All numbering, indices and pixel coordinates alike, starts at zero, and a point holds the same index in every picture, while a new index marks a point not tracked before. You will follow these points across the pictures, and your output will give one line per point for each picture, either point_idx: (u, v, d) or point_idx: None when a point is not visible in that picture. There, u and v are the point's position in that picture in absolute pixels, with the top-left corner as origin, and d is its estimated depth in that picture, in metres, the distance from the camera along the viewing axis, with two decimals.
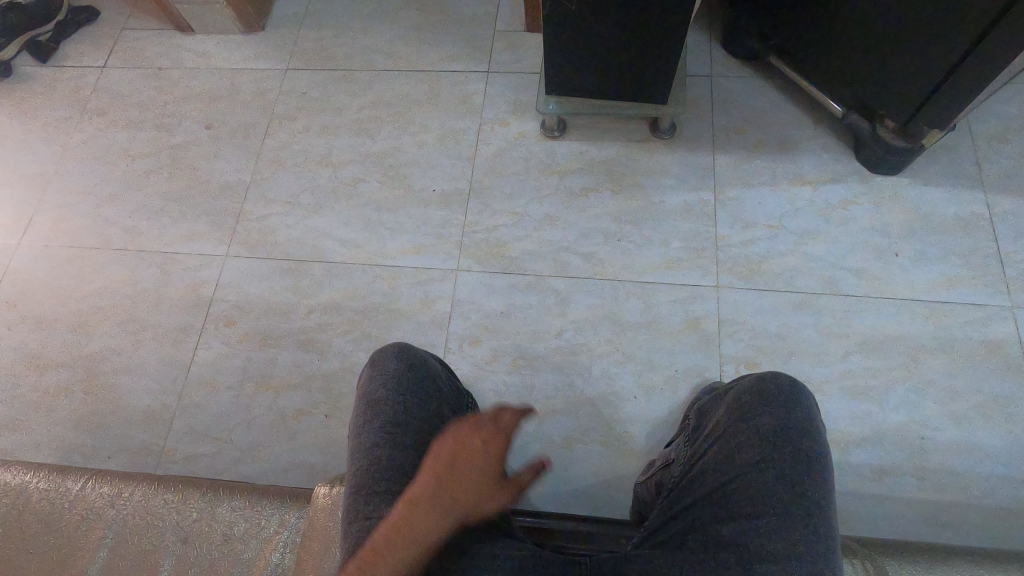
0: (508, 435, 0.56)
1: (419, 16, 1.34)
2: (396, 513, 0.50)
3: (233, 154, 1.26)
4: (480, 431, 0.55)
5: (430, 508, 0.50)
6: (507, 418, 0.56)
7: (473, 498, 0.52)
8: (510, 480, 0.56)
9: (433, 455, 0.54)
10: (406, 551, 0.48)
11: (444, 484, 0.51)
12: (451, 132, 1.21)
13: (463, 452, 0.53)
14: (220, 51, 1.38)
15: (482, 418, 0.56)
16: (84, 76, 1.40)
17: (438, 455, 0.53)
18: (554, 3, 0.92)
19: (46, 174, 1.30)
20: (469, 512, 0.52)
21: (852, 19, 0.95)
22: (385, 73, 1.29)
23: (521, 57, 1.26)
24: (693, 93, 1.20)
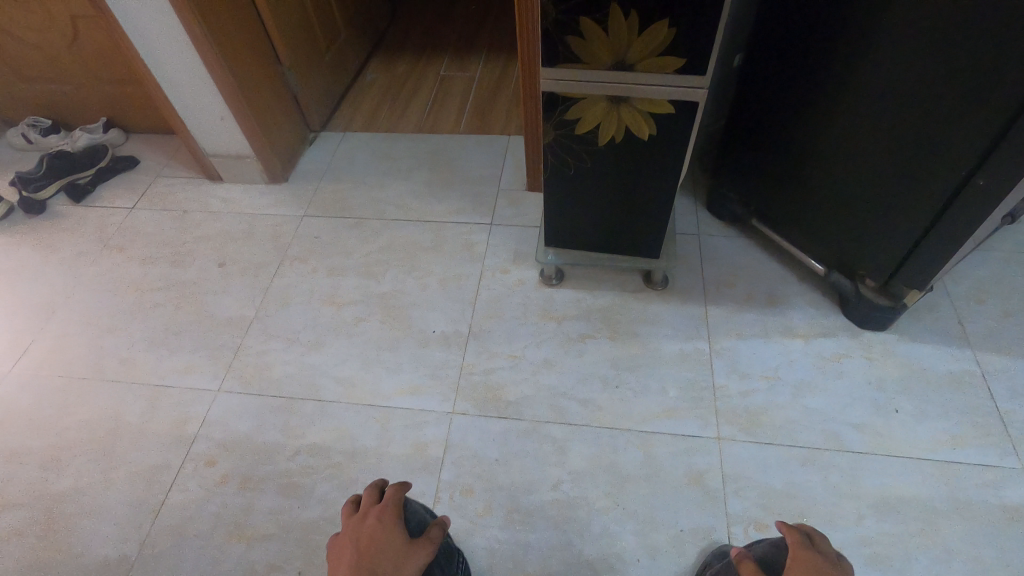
0: (395, 504, 0.60)
1: (431, 174, 1.47)
2: None
3: (241, 291, 1.30)
4: (369, 515, 0.58)
5: None
6: (392, 496, 0.61)
7: (384, 561, 0.53)
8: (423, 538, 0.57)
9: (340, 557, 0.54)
10: None
11: (350, 557, 0.53)
12: (454, 277, 1.26)
13: (362, 537, 0.56)
14: (244, 198, 1.49)
15: (370, 508, 0.60)
16: (111, 216, 1.49)
17: (344, 554, 0.54)
18: (555, 169, 1.03)
19: (53, 304, 1.32)
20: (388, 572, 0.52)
21: (829, 189, 1.05)
22: (395, 221, 1.38)
23: (522, 212, 1.36)
24: (683, 249, 1.28)
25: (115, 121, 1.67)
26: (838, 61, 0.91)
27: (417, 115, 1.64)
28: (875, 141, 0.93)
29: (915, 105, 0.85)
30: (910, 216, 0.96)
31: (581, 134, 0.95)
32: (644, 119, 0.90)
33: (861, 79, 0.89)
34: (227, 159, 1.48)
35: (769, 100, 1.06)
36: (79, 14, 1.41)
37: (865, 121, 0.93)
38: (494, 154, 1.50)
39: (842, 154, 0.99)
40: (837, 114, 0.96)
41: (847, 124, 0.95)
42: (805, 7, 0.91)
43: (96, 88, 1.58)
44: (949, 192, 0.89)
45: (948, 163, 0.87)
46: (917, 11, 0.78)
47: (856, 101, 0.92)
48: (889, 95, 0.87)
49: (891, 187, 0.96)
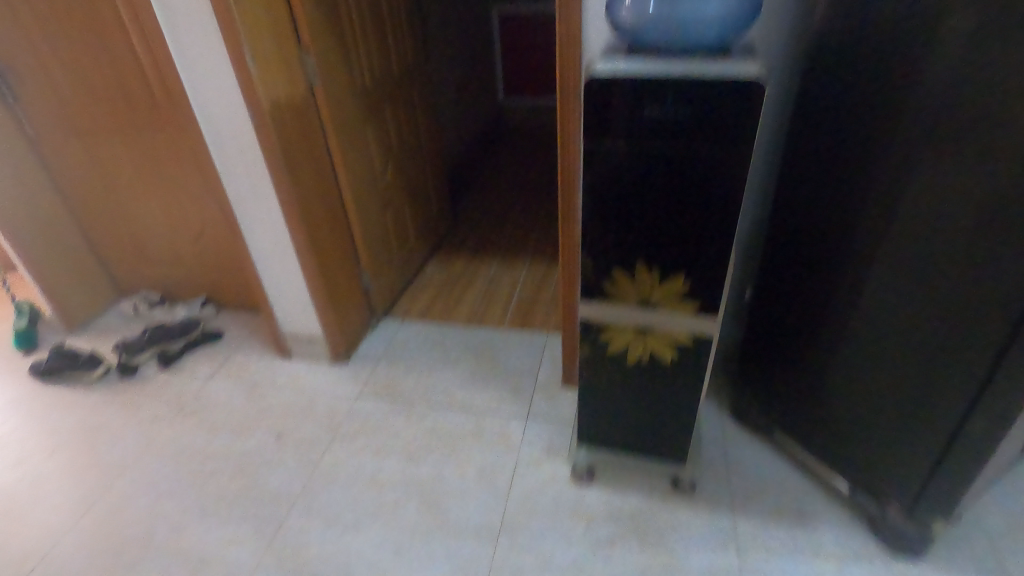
0: None
1: (477, 365, 1.63)
2: None
3: (292, 465, 1.40)
4: None
5: None
6: None
7: None
8: None
9: None
10: None
11: None
12: (490, 467, 1.34)
13: None
14: (309, 374, 1.67)
15: None
16: (190, 383, 1.67)
17: None
18: (590, 377, 1.16)
19: (123, 464, 1.45)
20: None
21: (844, 409, 1.14)
22: (441, 408, 1.51)
23: (557, 408, 1.47)
24: (710, 455, 1.34)
25: (212, 298, 1.95)
26: (835, 301, 1.08)
27: (467, 309, 1.85)
28: (881, 369, 1.05)
29: (911, 335, 0.98)
30: (925, 439, 1.03)
31: (614, 354, 1.10)
32: (669, 348, 1.06)
33: (858, 317, 1.05)
34: (300, 339, 1.69)
35: (781, 326, 1.21)
36: (209, 218, 1.76)
37: (869, 351, 1.05)
38: (533, 350, 1.66)
39: (852, 378, 1.10)
40: (841, 345, 1.10)
41: (853, 354, 1.08)
42: (803, 257, 1.11)
43: (204, 272, 1.89)
44: (958, 415, 0.97)
45: (951, 392, 0.96)
46: (897, 269, 0.96)
47: (857, 334, 1.06)
48: (886, 331, 1.01)
49: (903, 410, 1.04)
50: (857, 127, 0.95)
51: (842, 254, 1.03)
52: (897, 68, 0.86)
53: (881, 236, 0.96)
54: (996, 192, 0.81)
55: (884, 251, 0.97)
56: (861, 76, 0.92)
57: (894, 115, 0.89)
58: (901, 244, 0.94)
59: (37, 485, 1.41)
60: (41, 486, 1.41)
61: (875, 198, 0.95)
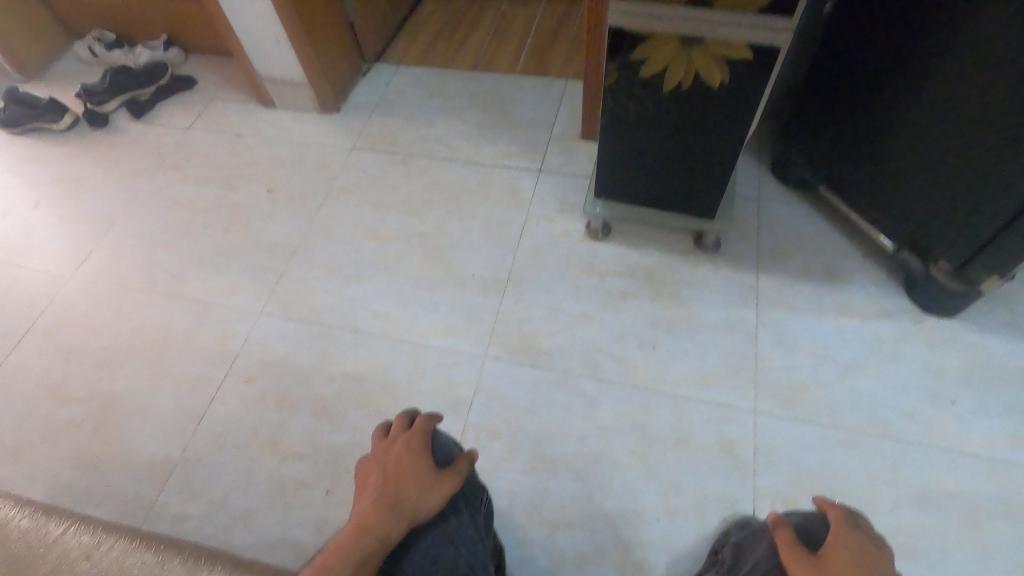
0: (422, 434, 0.64)
1: (484, 116, 1.42)
2: (355, 519, 0.57)
3: (288, 218, 1.31)
4: (396, 440, 0.64)
5: (376, 501, 0.57)
6: (419, 425, 0.65)
7: (418, 487, 0.59)
8: (450, 468, 0.62)
9: (368, 480, 0.60)
10: (366, 544, 0.54)
11: (375, 478, 0.60)
12: (498, 222, 1.24)
13: (388, 462, 0.61)
14: (296, 125, 1.49)
15: (396, 435, 0.65)
16: (168, 134, 1.51)
17: (369, 469, 0.62)
18: (614, 115, 0.97)
19: (113, 216, 1.37)
20: (408, 497, 0.59)
21: (913, 153, 0.95)
22: (443, 162, 1.35)
23: (574, 163, 1.31)
24: (740, 213, 1.21)
25: (176, 39, 1.67)
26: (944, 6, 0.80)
27: (472, 53, 1.57)
28: (980, 98, 0.83)
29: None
30: (1009, 186, 0.85)
31: (646, 79, 0.89)
32: (718, 68, 0.84)
33: (972, 26, 0.79)
34: (281, 84, 1.46)
35: (857, 52, 0.95)
36: None
37: (970, 74, 0.82)
38: (548, 100, 1.44)
39: (935, 113, 0.89)
40: (935, 69, 0.86)
41: (947, 78, 0.85)
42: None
43: (159, 5, 1.59)
44: None
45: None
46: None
47: (963, 50, 0.81)
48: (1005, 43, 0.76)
49: (994, 152, 0.85)
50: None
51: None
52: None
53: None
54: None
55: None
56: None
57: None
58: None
59: (29, 234, 1.36)
60: (34, 234, 1.36)
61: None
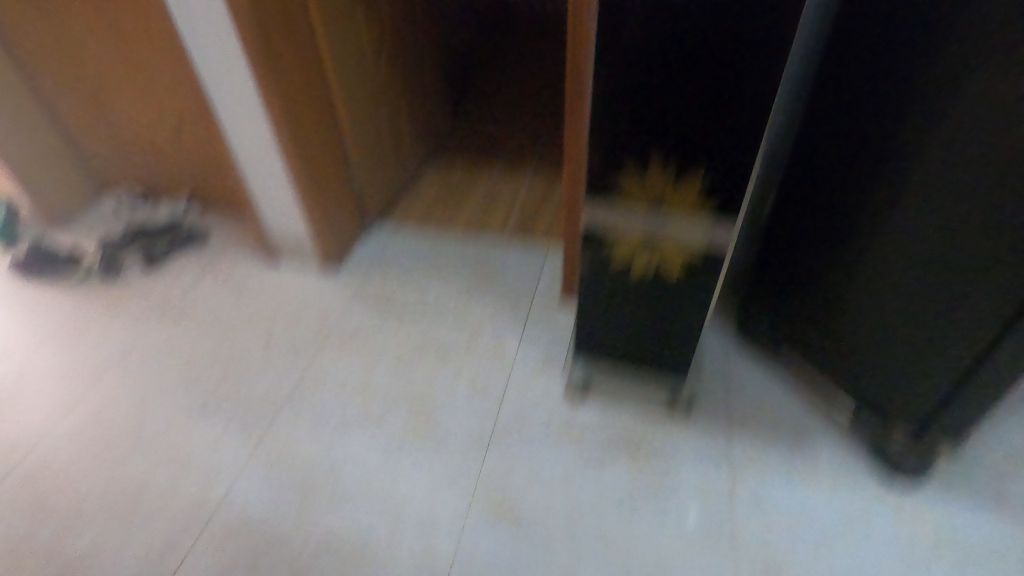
0: None
1: (474, 275, 1.56)
2: None
3: (281, 370, 1.37)
4: None
5: None
6: None
7: None
8: None
9: None
10: None
11: None
12: (482, 379, 1.30)
13: None
14: (298, 279, 1.60)
15: None
16: (176, 284, 1.61)
17: None
18: (590, 290, 1.09)
19: (109, 363, 1.42)
20: None
21: (863, 322, 1.06)
22: (433, 318, 1.45)
23: (555, 322, 1.41)
24: (711, 374, 1.29)
25: (197, 197, 1.84)
26: (870, 205, 0.96)
27: (465, 218, 1.75)
28: (913, 278, 0.96)
29: (948, 258, 0.90)
30: (952, 351, 0.96)
31: (617, 263, 1.02)
32: (678, 257, 0.97)
33: (897, 222, 0.94)
34: (288, 242, 1.60)
35: (802, 236, 1.11)
36: (187, 108, 1.62)
37: (902, 258, 0.96)
38: (532, 263, 1.58)
39: (877, 287, 1.01)
40: (871, 253, 1.00)
41: (881, 261, 0.99)
42: (835, 157, 0.99)
43: (187, 168, 1.77)
44: (981, 344, 0.92)
45: (987, 302, 0.88)
46: (952, 160, 0.84)
47: (892, 239, 0.96)
48: (926, 235, 0.91)
49: (932, 329, 0.97)
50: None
51: (885, 150, 0.91)
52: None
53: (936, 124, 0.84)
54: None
55: (941, 138, 0.84)
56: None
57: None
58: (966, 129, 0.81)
59: (23, 379, 1.39)
60: (28, 380, 1.39)
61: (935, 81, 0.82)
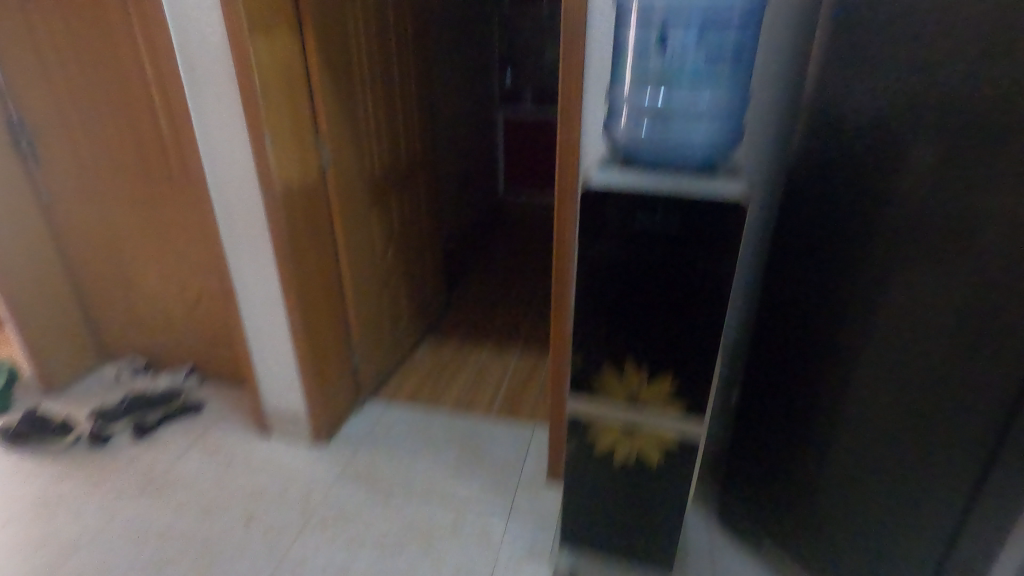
0: None
1: (461, 454, 1.59)
2: None
3: (259, 554, 1.32)
4: None
5: None
6: None
7: None
8: None
9: None
10: None
11: None
12: (467, 567, 1.27)
13: None
14: (286, 454, 1.62)
15: None
16: (162, 457, 1.61)
17: None
18: (575, 476, 1.15)
19: (78, 543, 1.36)
20: None
21: (829, 511, 1.08)
22: (419, 499, 1.45)
23: (540, 505, 1.42)
24: (696, 564, 1.29)
25: (197, 369, 1.92)
26: (820, 395, 1.05)
27: (454, 395, 1.84)
28: (865, 469, 1.00)
29: (889, 454, 0.96)
30: (913, 551, 0.96)
31: (600, 452, 1.09)
32: (656, 449, 1.05)
33: (843, 413, 1.01)
34: (282, 416, 1.65)
35: (769, 419, 1.19)
36: (207, 289, 1.77)
37: (853, 449, 1.01)
38: (519, 442, 1.63)
39: (836, 476, 1.05)
40: (827, 441, 1.06)
41: (836, 450, 1.04)
42: (788, 350, 1.11)
43: (193, 341, 1.88)
44: (939, 546, 0.92)
45: (935, 503, 0.91)
46: (880, 362, 0.94)
47: (841, 430, 1.02)
48: (871, 430, 0.97)
49: (891, 526, 0.98)
50: (834, 224, 0.97)
51: (824, 348, 1.03)
52: (869, 180, 0.90)
53: (859, 329, 0.96)
54: (969, 298, 0.81)
55: (867, 341, 0.95)
56: (836, 180, 0.96)
57: (881, 217, 0.89)
58: (886, 338, 0.92)
59: None
60: None
61: (854, 294, 0.95)
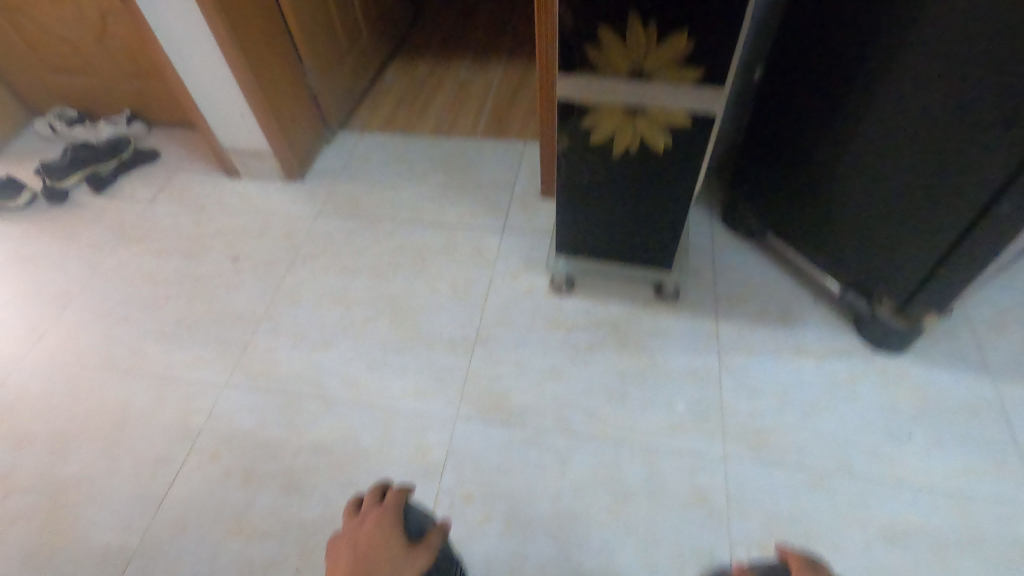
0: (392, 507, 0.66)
1: (448, 178, 1.47)
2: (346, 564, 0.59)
3: (253, 287, 1.31)
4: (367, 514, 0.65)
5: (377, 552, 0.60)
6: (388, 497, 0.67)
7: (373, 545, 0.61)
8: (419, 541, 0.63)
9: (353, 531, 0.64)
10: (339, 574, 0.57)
11: (350, 550, 0.61)
12: (464, 282, 1.26)
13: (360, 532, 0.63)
14: (260, 194, 1.50)
15: (366, 510, 0.66)
16: (130, 207, 1.51)
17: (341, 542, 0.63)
18: (569, 179, 1.03)
19: (70, 293, 1.34)
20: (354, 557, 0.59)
21: (852, 197, 1.02)
22: (409, 224, 1.38)
23: (535, 220, 1.36)
24: (696, 263, 1.27)
25: (139, 114, 1.69)
26: (876, 46, 0.86)
27: (435, 118, 1.64)
28: (920, 125, 0.87)
29: (942, 129, 0.85)
30: (959, 202, 0.88)
31: (596, 144, 0.95)
32: (660, 132, 0.91)
33: (907, 64, 0.83)
34: (246, 154, 1.48)
35: (794, 96, 1.01)
36: (110, 8, 1.43)
37: (903, 111, 0.87)
38: (510, 159, 1.50)
39: (881, 143, 0.93)
40: (873, 103, 0.90)
41: (886, 111, 0.89)
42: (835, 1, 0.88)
43: (121, 78, 1.60)
44: (971, 211, 0.88)
45: (1004, 146, 0.80)
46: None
47: (895, 88, 0.86)
48: (938, 76, 0.81)
49: (916, 200, 0.93)
50: None
51: None
52: None
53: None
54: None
55: None
56: None
57: None
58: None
59: None
60: None
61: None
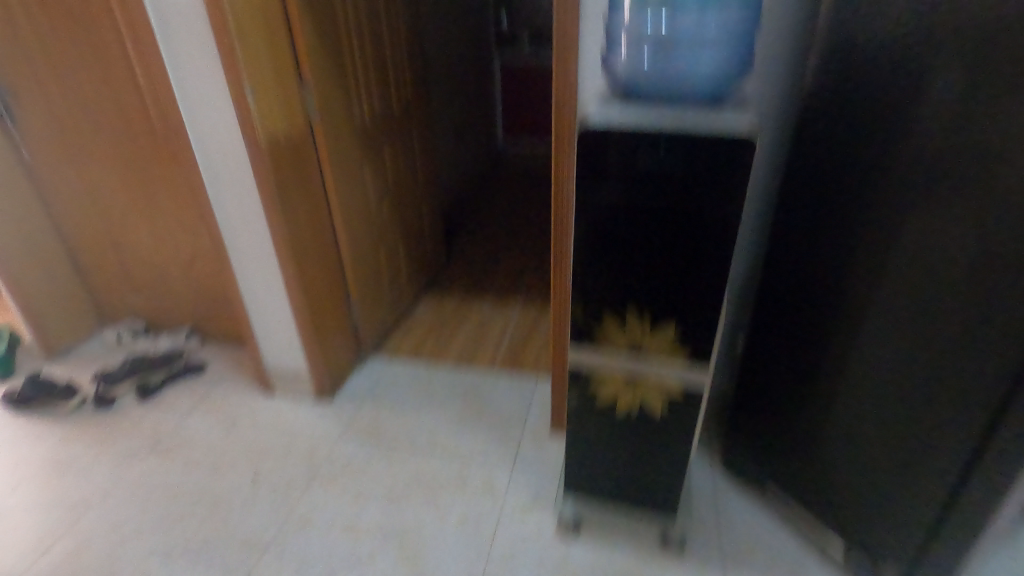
0: None
1: (466, 407, 1.60)
2: None
3: (267, 508, 1.34)
4: None
5: None
6: None
7: None
8: None
9: None
10: None
11: None
12: (473, 517, 1.29)
13: None
14: (290, 412, 1.62)
15: None
16: (168, 417, 1.62)
17: None
18: (579, 428, 1.14)
19: (89, 503, 1.38)
20: None
21: (839, 455, 1.09)
22: (425, 451, 1.46)
23: (545, 455, 1.43)
24: (700, 511, 1.30)
25: (197, 330, 1.91)
26: (833, 329, 1.02)
27: (458, 350, 1.82)
28: (885, 399, 0.98)
29: (904, 405, 0.96)
30: (936, 473, 0.95)
31: (602, 401, 1.08)
32: (658, 397, 1.04)
33: (859, 345, 0.98)
34: (285, 375, 1.64)
35: (774, 360, 1.16)
36: (200, 250, 1.73)
37: (869, 385, 1.00)
38: (523, 394, 1.64)
39: (854, 410, 1.04)
40: (840, 375, 1.03)
41: (853, 383, 1.02)
42: (795, 291, 1.07)
43: (191, 301, 1.85)
44: (948, 485, 0.94)
45: (960, 426, 0.89)
46: (891, 289, 0.91)
47: (857, 366, 1.00)
48: (886, 360, 0.95)
49: (897, 467, 1.00)
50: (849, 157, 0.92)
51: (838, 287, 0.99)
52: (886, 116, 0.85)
53: (875, 259, 0.92)
54: (984, 226, 0.79)
55: (884, 288, 0.92)
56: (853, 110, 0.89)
57: (895, 145, 0.85)
58: (902, 265, 0.89)
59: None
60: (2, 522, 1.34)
61: (869, 219, 0.91)
